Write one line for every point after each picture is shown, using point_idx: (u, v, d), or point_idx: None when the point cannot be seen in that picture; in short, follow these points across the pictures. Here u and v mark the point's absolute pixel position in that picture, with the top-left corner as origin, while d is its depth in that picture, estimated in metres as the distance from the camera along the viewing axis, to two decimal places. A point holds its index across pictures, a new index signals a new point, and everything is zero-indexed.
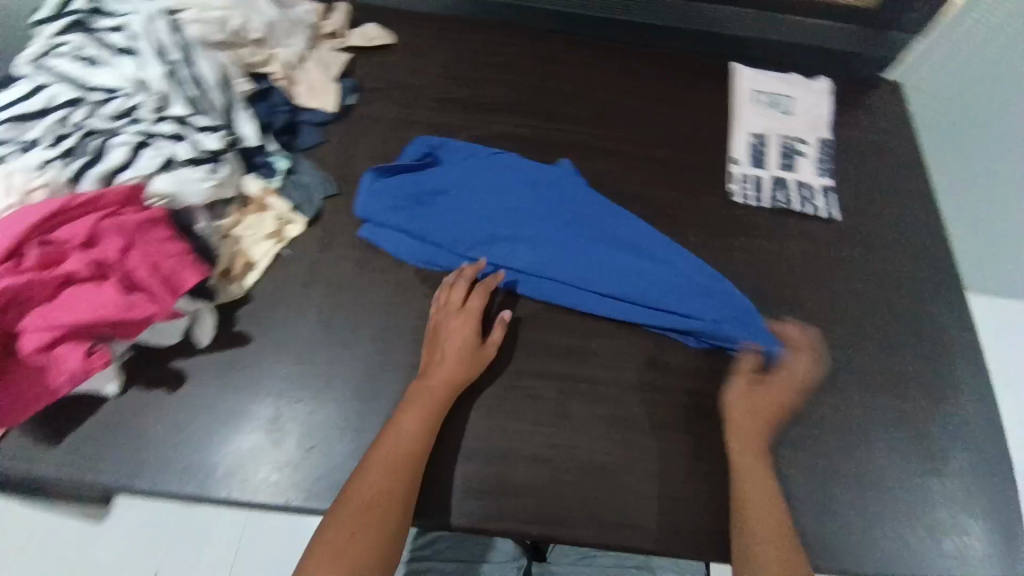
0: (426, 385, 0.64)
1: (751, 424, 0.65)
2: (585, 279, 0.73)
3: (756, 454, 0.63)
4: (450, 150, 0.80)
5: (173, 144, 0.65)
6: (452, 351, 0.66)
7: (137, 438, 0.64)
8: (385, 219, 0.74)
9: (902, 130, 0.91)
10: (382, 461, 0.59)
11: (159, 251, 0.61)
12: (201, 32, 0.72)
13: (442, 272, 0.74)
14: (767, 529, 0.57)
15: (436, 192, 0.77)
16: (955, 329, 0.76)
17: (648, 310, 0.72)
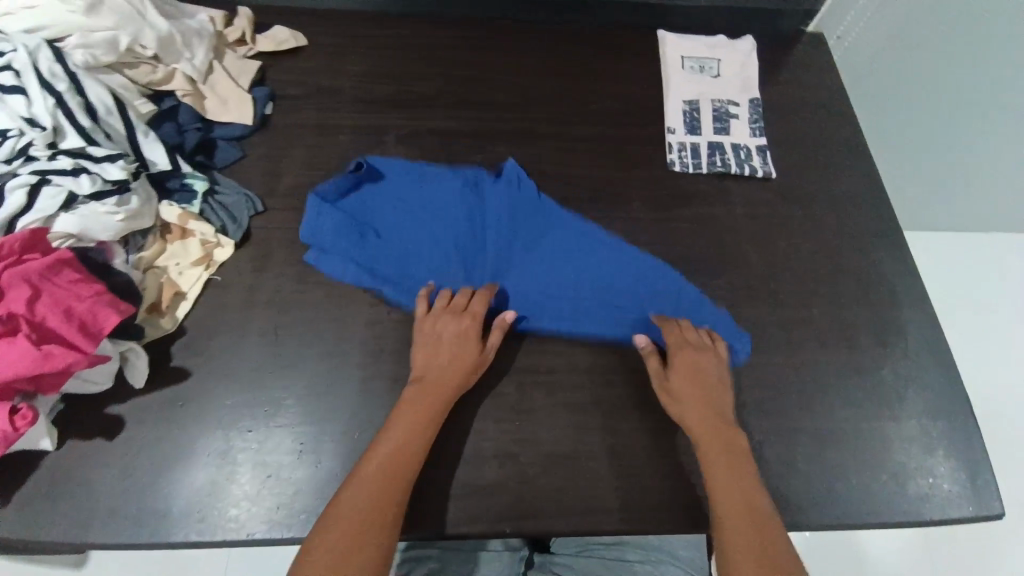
0: (429, 390, 0.62)
1: (697, 414, 0.63)
2: (542, 297, 0.72)
3: (715, 443, 0.61)
4: (386, 170, 0.77)
5: (74, 181, 0.61)
6: (453, 357, 0.64)
7: (82, 491, 0.61)
8: (331, 244, 0.72)
9: (829, 81, 0.91)
10: (371, 477, 0.56)
11: (72, 295, 0.57)
12: (89, 58, 0.68)
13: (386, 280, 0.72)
14: (741, 516, 0.55)
15: (381, 219, 0.75)
16: (898, 272, 0.78)
17: (606, 322, 0.72)
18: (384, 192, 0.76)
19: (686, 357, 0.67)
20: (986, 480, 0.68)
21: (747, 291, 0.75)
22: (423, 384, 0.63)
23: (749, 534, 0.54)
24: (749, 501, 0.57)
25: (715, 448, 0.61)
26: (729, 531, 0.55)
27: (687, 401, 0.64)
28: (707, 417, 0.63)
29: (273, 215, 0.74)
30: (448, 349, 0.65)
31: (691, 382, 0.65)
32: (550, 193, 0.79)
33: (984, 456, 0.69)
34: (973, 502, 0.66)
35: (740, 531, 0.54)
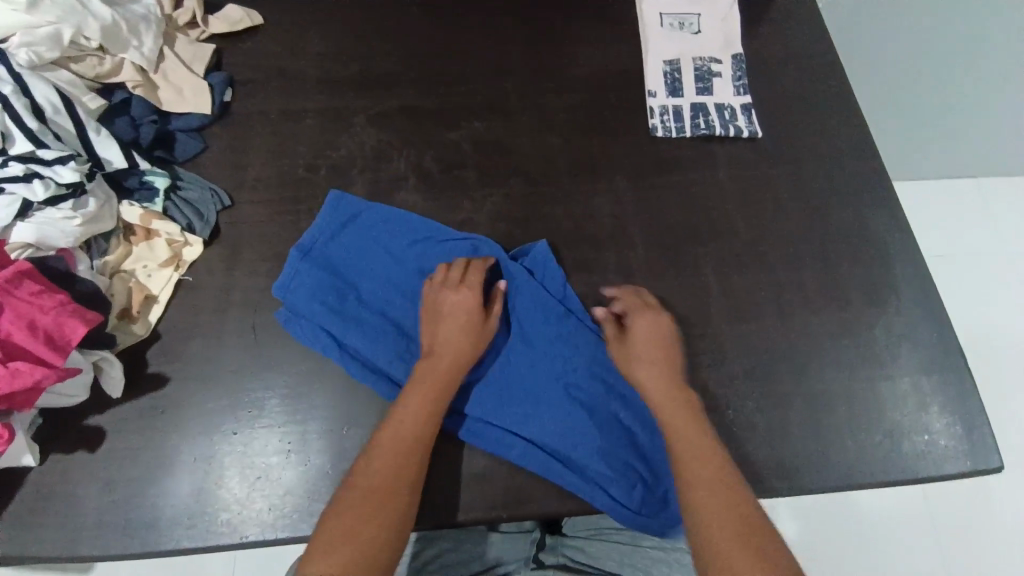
0: (434, 367, 0.61)
1: (658, 382, 0.62)
2: (528, 412, 0.64)
3: (677, 407, 0.60)
4: (387, 230, 0.70)
5: (26, 187, 0.58)
6: (456, 332, 0.62)
7: (67, 504, 0.60)
8: (304, 308, 0.66)
9: (815, 29, 0.87)
10: (378, 462, 0.55)
11: (34, 308, 0.55)
12: (33, 56, 0.64)
13: (365, 279, 0.68)
14: (705, 477, 0.55)
15: (363, 292, 0.68)
16: (888, 229, 0.76)
17: (578, 470, 0.62)
18: (371, 253, 0.69)
19: (647, 321, 0.66)
20: (981, 433, 0.67)
21: (736, 257, 0.73)
22: (427, 365, 0.61)
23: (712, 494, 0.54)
24: (711, 460, 0.56)
25: (676, 410, 0.60)
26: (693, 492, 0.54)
27: (646, 366, 0.63)
28: (668, 383, 0.62)
29: (242, 209, 0.72)
30: (450, 325, 0.63)
31: (648, 347, 0.64)
32: (529, 169, 0.76)
33: (979, 410, 0.68)
34: (969, 457, 0.66)
35: (706, 493, 0.54)
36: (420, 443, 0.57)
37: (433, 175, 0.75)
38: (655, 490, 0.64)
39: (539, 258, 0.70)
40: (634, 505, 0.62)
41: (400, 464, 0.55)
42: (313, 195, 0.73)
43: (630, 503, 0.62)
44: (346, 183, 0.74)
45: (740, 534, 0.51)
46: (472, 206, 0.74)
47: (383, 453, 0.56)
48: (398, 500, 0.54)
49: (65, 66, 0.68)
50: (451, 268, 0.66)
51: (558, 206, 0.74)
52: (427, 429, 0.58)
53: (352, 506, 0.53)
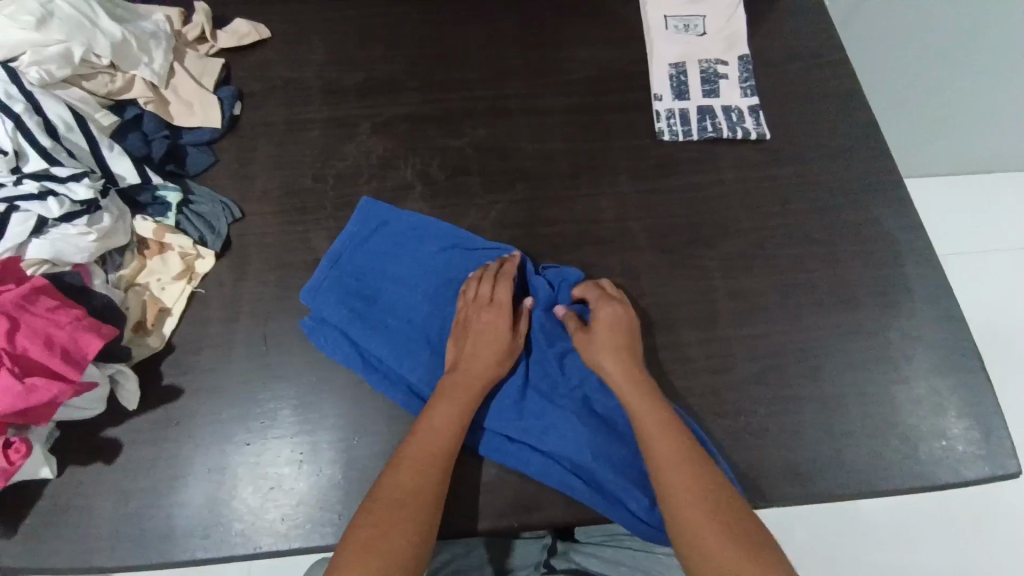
0: (462, 384, 0.61)
1: (622, 373, 0.61)
2: (549, 424, 0.63)
3: (639, 398, 0.60)
4: (413, 239, 0.71)
5: (41, 204, 0.59)
6: (484, 350, 0.63)
7: (84, 516, 0.61)
8: (329, 315, 0.67)
9: (821, 26, 0.86)
10: (403, 476, 0.55)
11: (50, 323, 0.56)
12: (43, 75, 0.65)
13: (389, 290, 0.69)
14: (674, 464, 0.55)
15: (385, 299, 0.69)
16: (900, 229, 0.75)
17: (597, 484, 0.62)
18: (398, 264, 0.70)
19: (609, 310, 0.65)
20: (998, 437, 0.66)
21: (744, 261, 0.72)
22: (455, 378, 0.62)
23: (682, 481, 0.54)
24: (676, 447, 0.56)
25: (642, 402, 0.60)
26: (665, 482, 0.55)
27: (609, 360, 0.62)
28: (632, 375, 0.61)
29: (251, 221, 0.73)
30: (479, 341, 0.64)
31: (610, 337, 0.63)
32: (534, 175, 0.76)
33: (996, 413, 0.67)
34: (987, 461, 0.65)
35: (676, 480, 0.55)
36: (443, 457, 0.57)
37: (439, 183, 0.75)
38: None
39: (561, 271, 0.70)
40: (652, 521, 0.61)
41: (425, 477, 0.55)
42: (320, 206, 0.74)
43: (650, 519, 0.61)
44: (353, 193, 0.74)
45: (715, 516, 0.52)
46: (478, 213, 0.74)
47: (407, 468, 0.56)
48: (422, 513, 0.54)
49: (77, 83, 0.69)
50: (481, 283, 0.66)
51: (564, 212, 0.74)
52: (451, 444, 0.58)
53: (379, 518, 0.52)
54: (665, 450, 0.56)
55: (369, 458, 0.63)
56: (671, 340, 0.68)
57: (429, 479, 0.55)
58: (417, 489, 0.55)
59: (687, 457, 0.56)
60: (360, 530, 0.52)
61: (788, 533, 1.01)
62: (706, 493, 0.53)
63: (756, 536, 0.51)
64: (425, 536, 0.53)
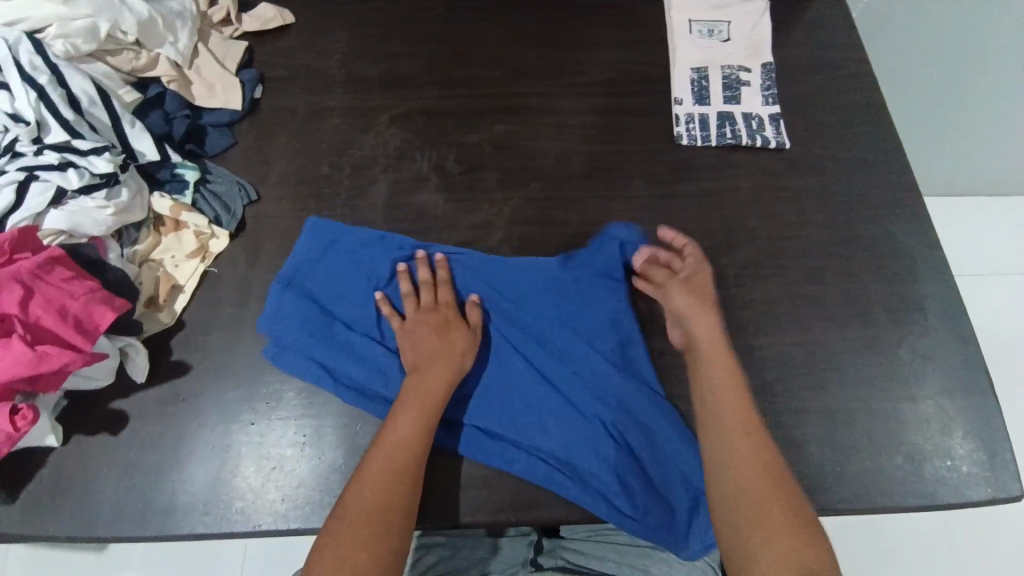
0: (421, 388, 0.60)
1: (704, 329, 0.64)
2: (531, 421, 0.64)
3: (719, 358, 0.63)
4: (377, 249, 0.70)
5: (60, 174, 0.60)
6: (441, 352, 0.63)
7: (87, 488, 0.61)
8: (293, 340, 0.65)
9: (847, 37, 0.85)
10: (366, 488, 0.55)
11: (63, 293, 0.56)
12: (69, 48, 0.66)
13: (344, 306, 0.68)
14: (736, 415, 0.59)
15: (348, 316, 0.67)
16: (916, 246, 0.74)
17: (583, 482, 0.62)
18: (366, 270, 0.69)
19: (698, 272, 0.68)
20: (1004, 459, 0.65)
21: (757, 269, 0.72)
22: (417, 382, 0.61)
23: (740, 431, 0.58)
24: (743, 403, 0.60)
25: (716, 353, 0.63)
26: (720, 428, 0.59)
27: (694, 315, 0.65)
28: (713, 329, 0.65)
29: (266, 205, 0.73)
30: (434, 343, 0.63)
31: (699, 293, 0.67)
32: (549, 173, 0.76)
33: (1004, 436, 0.66)
34: (992, 484, 0.64)
35: (730, 428, 0.58)
36: (411, 463, 0.57)
37: (454, 176, 0.75)
38: (662, 509, 0.62)
39: (632, 245, 0.72)
40: (642, 523, 0.60)
41: (396, 484, 0.55)
42: (334, 193, 0.74)
43: (641, 521, 0.61)
44: (368, 182, 0.75)
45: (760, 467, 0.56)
46: (491, 208, 0.74)
47: (374, 477, 0.55)
48: (394, 520, 0.54)
49: (102, 58, 0.70)
50: (425, 290, 0.67)
51: (577, 211, 0.74)
52: (419, 449, 0.58)
53: (348, 531, 0.53)
54: (727, 401, 0.60)
55: None
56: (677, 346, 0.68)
57: (399, 487, 0.55)
58: (388, 499, 0.55)
59: (749, 420, 0.59)
60: (331, 544, 0.52)
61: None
62: (761, 455, 0.56)
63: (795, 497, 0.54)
64: (398, 543, 0.53)
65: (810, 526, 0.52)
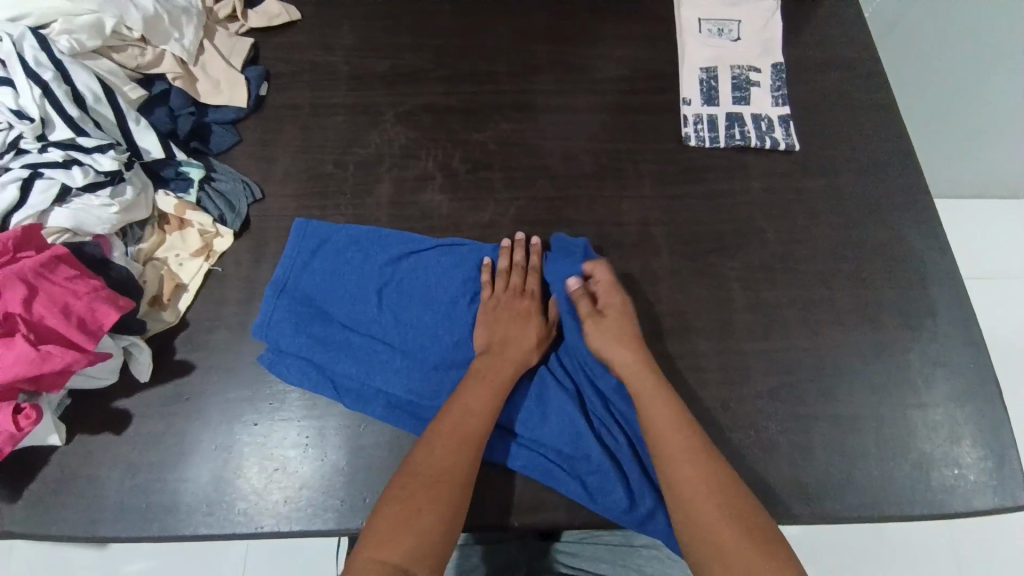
0: (493, 368, 0.61)
1: (628, 365, 0.60)
2: (537, 411, 0.63)
3: (655, 390, 0.59)
4: (375, 247, 0.70)
5: (65, 172, 0.60)
6: (516, 337, 0.63)
7: (92, 486, 0.61)
8: (288, 345, 0.65)
9: (860, 38, 0.84)
10: (436, 454, 0.55)
11: (67, 292, 0.56)
12: (74, 44, 0.65)
13: (338, 309, 0.68)
14: (681, 455, 0.55)
15: (344, 317, 0.67)
16: (927, 252, 0.73)
17: (583, 475, 0.61)
18: (364, 271, 0.69)
19: (620, 300, 0.64)
20: (1013, 468, 0.64)
21: (765, 272, 0.71)
22: (490, 360, 0.62)
23: (692, 469, 0.54)
24: (692, 438, 0.55)
25: (649, 388, 0.59)
26: (672, 470, 0.54)
27: (614, 348, 0.61)
28: (641, 365, 0.60)
29: (272, 202, 0.73)
30: (513, 328, 0.64)
31: (617, 325, 0.62)
32: (556, 173, 0.75)
33: (1013, 444, 0.65)
34: (999, 492, 0.64)
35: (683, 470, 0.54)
36: (478, 436, 0.57)
37: (460, 175, 0.75)
38: (659, 499, 0.60)
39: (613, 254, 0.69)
40: (640, 513, 0.60)
41: (460, 455, 0.55)
42: (340, 190, 0.74)
43: (638, 512, 0.60)
44: (374, 180, 0.74)
45: (721, 507, 0.52)
46: (498, 208, 0.73)
47: (442, 449, 0.55)
48: (454, 486, 0.54)
49: (106, 55, 0.69)
50: (512, 274, 0.67)
51: (584, 212, 0.74)
52: (487, 421, 0.58)
53: (414, 495, 0.53)
54: (670, 441, 0.56)
55: (375, 446, 0.63)
56: (683, 348, 0.68)
57: (461, 457, 0.55)
58: (449, 467, 0.54)
59: (699, 454, 0.55)
60: (389, 507, 0.52)
61: (806, 552, 0.99)
62: (720, 491, 0.52)
63: (763, 532, 0.50)
64: (456, 511, 0.53)
65: (780, 557, 0.49)
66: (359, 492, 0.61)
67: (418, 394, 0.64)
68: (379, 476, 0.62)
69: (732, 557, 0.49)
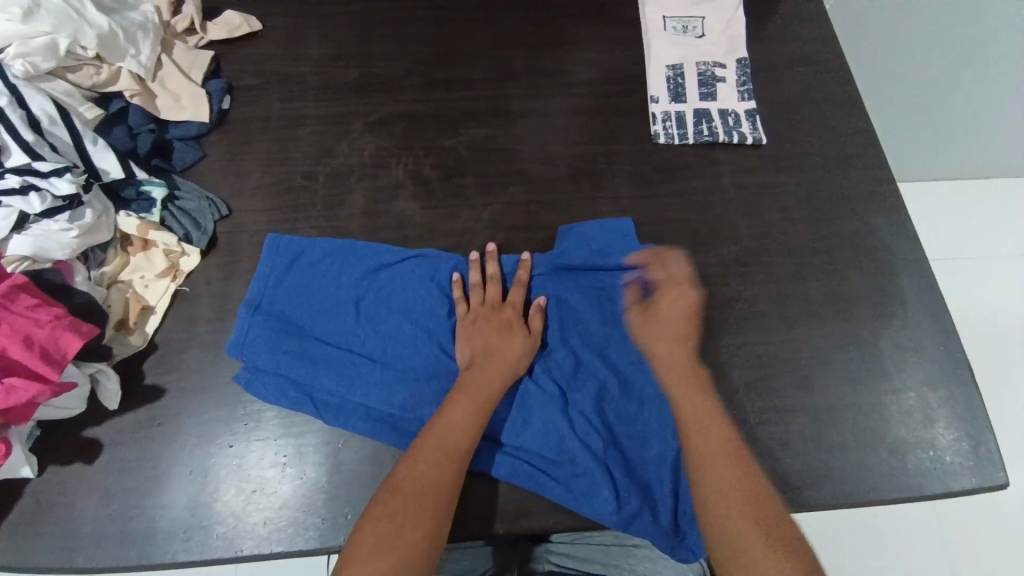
0: (476, 381, 0.60)
1: (667, 357, 0.63)
2: (522, 418, 0.63)
3: (684, 394, 0.61)
4: (350, 261, 0.69)
5: (23, 200, 0.58)
6: (499, 348, 0.63)
7: (66, 520, 0.60)
8: (265, 362, 0.64)
9: (821, 31, 0.85)
10: (417, 472, 0.54)
11: (28, 321, 0.55)
12: (28, 67, 0.63)
13: (314, 326, 0.66)
14: (710, 448, 0.56)
15: (321, 335, 0.66)
16: (893, 240, 0.74)
17: (569, 478, 0.61)
18: (339, 287, 0.68)
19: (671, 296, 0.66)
20: (987, 449, 0.66)
21: (738, 266, 0.72)
22: (473, 375, 0.61)
23: (717, 468, 0.55)
24: (722, 438, 0.57)
25: (682, 389, 0.61)
26: (703, 463, 0.56)
27: (656, 341, 0.64)
28: (676, 363, 0.63)
29: (241, 217, 0.72)
30: (496, 340, 0.63)
31: (663, 316, 0.65)
32: (529, 176, 0.75)
33: (987, 425, 0.67)
34: (976, 473, 0.65)
35: (713, 465, 0.56)
36: (461, 452, 0.56)
37: (432, 183, 0.74)
38: (645, 499, 0.60)
39: (616, 248, 0.70)
40: (625, 513, 0.60)
41: (441, 472, 0.55)
42: (311, 203, 0.73)
43: (622, 511, 0.60)
44: (345, 191, 0.73)
45: (742, 501, 0.53)
46: (471, 214, 0.73)
47: (423, 466, 0.55)
48: (435, 504, 0.53)
49: (62, 76, 0.67)
50: (489, 287, 0.67)
51: (558, 214, 0.73)
52: (470, 437, 0.57)
53: (395, 513, 0.52)
54: (704, 438, 0.57)
55: (355, 461, 0.62)
56: None
57: (443, 474, 0.54)
58: (435, 483, 0.54)
59: (729, 454, 0.56)
60: (373, 525, 0.52)
61: None
62: (743, 488, 0.54)
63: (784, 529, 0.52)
64: (437, 530, 0.52)
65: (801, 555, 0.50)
66: (340, 508, 0.60)
67: (399, 408, 0.63)
68: (360, 491, 0.61)
69: (751, 550, 0.50)
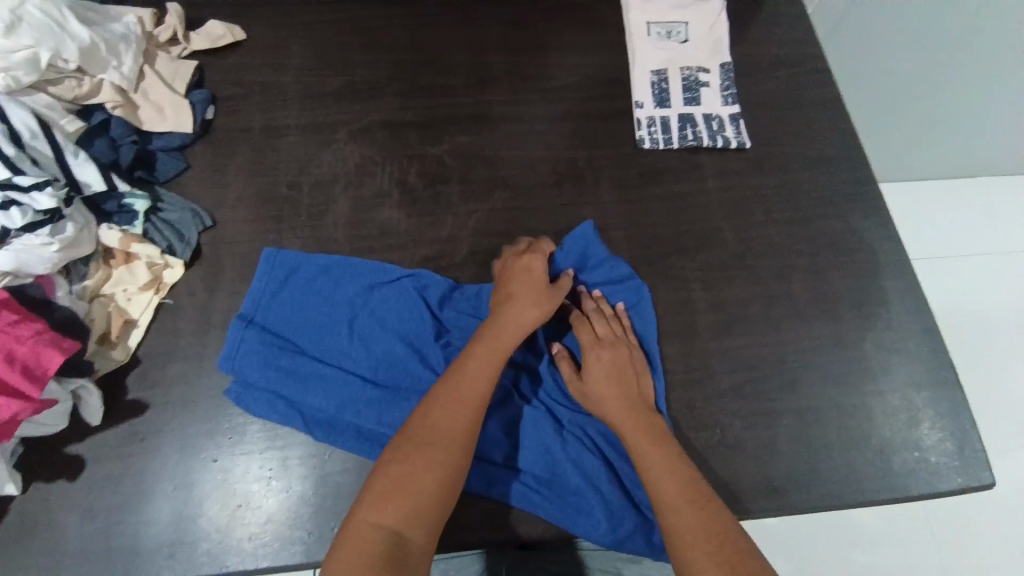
0: (499, 328, 0.62)
1: (620, 412, 0.61)
2: (517, 437, 0.63)
3: (641, 444, 0.59)
4: (337, 274, 0.69)
5: (3, 214, 0.58)
6: (522, 297, 0.64)
7: (48, 537, 0.59)
8: (255, 378, 0.63)
9: (803, 34, 0.85)
10: (439, 411, 0.55)
11: (9, 338, 0.54)
12: (10, 82, 0.63)
13: (303, 342, 0.66)
14: (674, 494, 0.54)
15: (310, 351, 0.66)
16: (878, 241, 0.74)
17: (562, 497, 0.61)
18: (326, 302, 0.68)
19: (611, 352, 0.64)
20: (973, 449, 0.66)
21: (723, 270, 0.72)
22: (496, 322, 0.63)
23: (682, 514, 0.53)
24: (683, 484, 0.55)
25: (641, 440, 0.59)
26: (670, 511, 0.54)
27: (603, 401, 0.62)
28: (626, 416, 0.61)
29: (225, 228, 0.71)
30: (518, 288, 0.65)
31: (608, 372, 0.63)
32: (514, 182, 0.75)
33: (972, 426, 0.67)
34: (962, 473, 0.65)
35: (678, 512, 0.53)
36: (484, 392, 0.57)
37: (417, 190, 0.74)
38: (638, 520, 0.60)
39: (606, 266, 0.70)
40: (619, 534, 0.60)
41: (464, 411, 0.56)
42: (295, 213, 0.72)
43: (616, 531, 0.60)
44: (329, 200, 0.73)
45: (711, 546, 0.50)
46: (456, 222, 0.73)
47: (446, 403, 0.56)
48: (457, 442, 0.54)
49: (42, 88, 0.67)
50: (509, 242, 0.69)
51: (544, 220, 0.73)
52: (493, 378, 0.58)
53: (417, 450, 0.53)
54: (665, 485, 0.55)
55: (342, 473, 0.62)
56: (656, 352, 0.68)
57: (465, 413, 0.55)
58: (454, 424, 0.55)
59: (691, 501, 0.54)
60: (391, 460, 0.52)
61: (784, 546, 1.00)
62: (710, 532, 0.51)
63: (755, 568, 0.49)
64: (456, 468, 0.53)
65: None
66: (325, 522, 0.60)
67: (389, 425, 0.62)
68: (347, 504, 0.61)
69: None
